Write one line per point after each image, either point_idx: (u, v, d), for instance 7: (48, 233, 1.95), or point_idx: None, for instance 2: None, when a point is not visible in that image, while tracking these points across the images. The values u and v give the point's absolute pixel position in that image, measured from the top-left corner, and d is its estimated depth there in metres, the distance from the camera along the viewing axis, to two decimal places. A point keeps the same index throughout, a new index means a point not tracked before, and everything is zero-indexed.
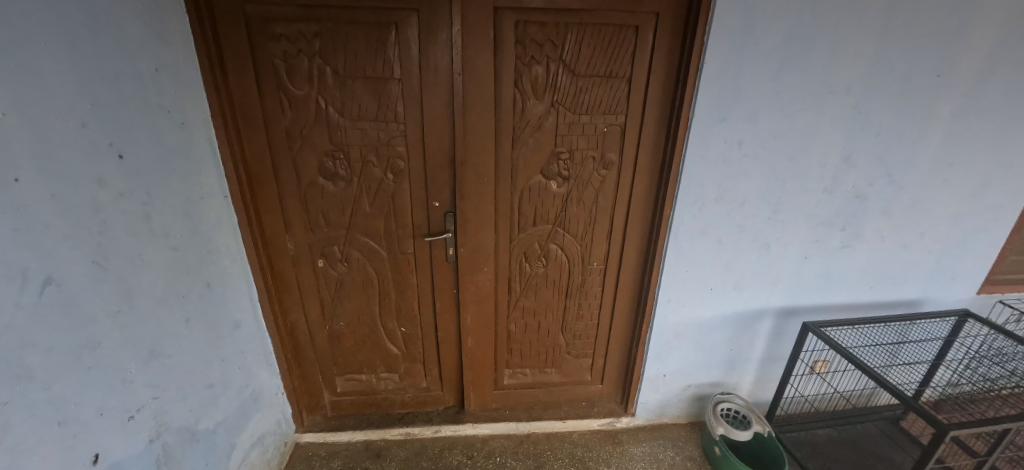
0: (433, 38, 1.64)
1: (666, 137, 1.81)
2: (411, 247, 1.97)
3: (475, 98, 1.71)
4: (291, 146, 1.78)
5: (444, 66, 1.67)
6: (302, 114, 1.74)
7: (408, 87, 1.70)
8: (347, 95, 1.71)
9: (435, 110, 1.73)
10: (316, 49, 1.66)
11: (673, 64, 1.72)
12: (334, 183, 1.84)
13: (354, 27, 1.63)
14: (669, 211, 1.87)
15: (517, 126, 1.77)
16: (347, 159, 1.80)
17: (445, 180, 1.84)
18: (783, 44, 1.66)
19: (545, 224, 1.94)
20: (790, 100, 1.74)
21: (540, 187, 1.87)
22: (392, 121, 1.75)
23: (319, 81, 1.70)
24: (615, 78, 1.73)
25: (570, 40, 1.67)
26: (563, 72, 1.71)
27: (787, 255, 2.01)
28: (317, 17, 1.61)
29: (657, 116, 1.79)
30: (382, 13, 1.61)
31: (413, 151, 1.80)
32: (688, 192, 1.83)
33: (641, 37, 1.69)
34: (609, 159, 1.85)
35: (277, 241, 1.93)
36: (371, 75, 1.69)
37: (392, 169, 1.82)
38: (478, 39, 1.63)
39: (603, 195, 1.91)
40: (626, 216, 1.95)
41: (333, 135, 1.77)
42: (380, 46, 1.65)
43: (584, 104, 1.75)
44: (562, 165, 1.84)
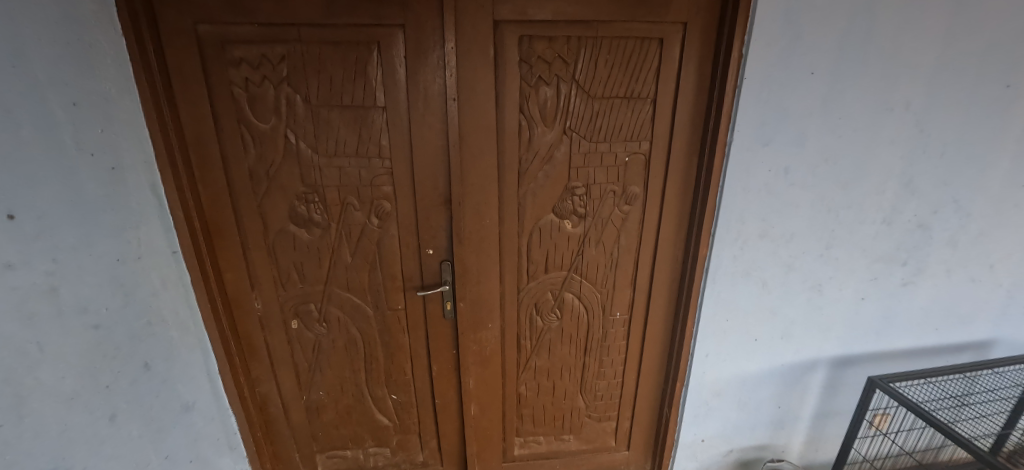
0: (422, 58, 1.37)
1: (699, 167, 1.54)
2: (402, 303, 1.67)
3: (473, 127, 1.44)
4: (256, 190, 1.50)
5: (436, 92, 1.41)
6: (268, 152, 1.47)
7: (394, 117, 1.43)
8: (321, 128, 1.44)
9: (427, 143, 1.46)
10: (283, 76, 1.39)
11: (703, 81, 1.47)
12: (308, 232, 1.56)
13: (327, 49, 1.37)
14: (705, 252, 1.59)
15: (524, 158, 1.50)
16: (322, 202, 1.52)
17: (440, 223, 1.56)
18: (834, 54, 1.41)
19: (559, 271, 1.65)
20: (842, 120, 1.48)
21: (551, 228, 1.59)
22: (375, 158, 1.48)
23: (288, 112, 1.43)
24: (637, 99, 1.47)
25: (584, 56, 1.42)
26: (577, 94, 1.45)
27: (841, 297, 1.72)
28: (284, 38, 1.36)
29: (686, 142, 1.53)
30: (361, 30, 1.35)
31: (401, 192, 1.51)
32: (727, 231, 1.56)
33: (666, 52, 1.44)
34: (631, 194, 1.57)
35: (242, 300, 1.63)
36: (349, 104, 1.42)
37: (376, 213, 1.54)
38: (475, 59, 1.38)
39: (625, 235, 1.62)
40: (653, 258, 1.67)
41: (305, 176, 1.49)
42: (359, 70, 1.39)
43: (602, 131, 1.49)
44: (577, 202, 1.56)
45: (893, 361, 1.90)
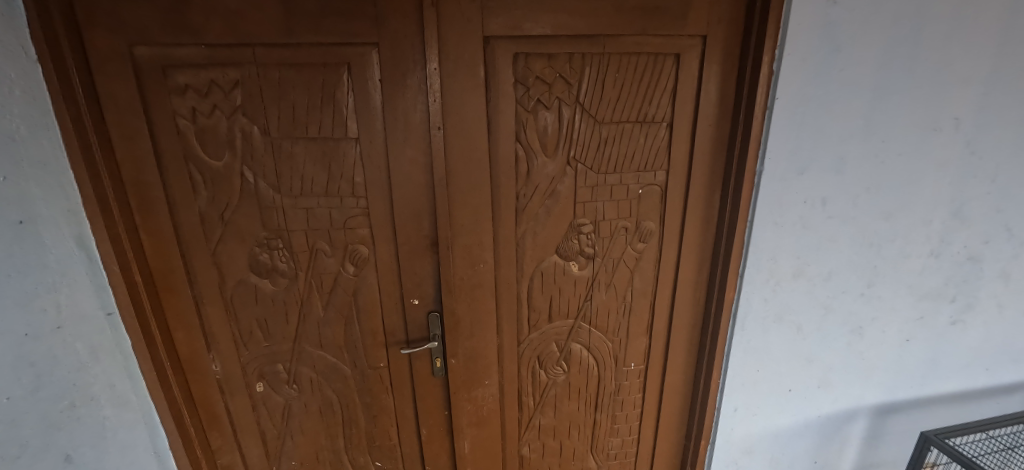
0: (400, 81, 1.17)
1: (723, 199, 1.34)
2: (384, 360, 1.44)
3: (462, 159, 1.23)
4: (209, 237, 1.29)
5: (418, 119, 1.21)
6: (222, 193, 1.25)
7: (369, 149, 1.22)
8: (283, 164, 1.23)
9: (408, 179, 1.25)
10: (237, 105, 1.18)
11: (727, 102, 1.28)
12: (272, 283, 1.34)
13: (288, 73, 1.16)
14: (732, 295, 1.39)
15: (522, 194, 1.29)
16: (288, 248, 1.30)
17: (427, 270, 1.34)
18: (877, 70, 1.22)
19: (564, 318, 1.44)
20: (885, 143, 1.29)
21: (555, 272, 1.38)
22: (348, 197, 1.26)
23: (243, 146, 1.21)
24: (650, 123, 1.28)
25: (589, 76, 1.22)
26: (582, 120, 1.25)
27: (884, 340, 1.52)
28: (236, 61, 1.15)
29: (708, 171, 1.33)
30: (328, 50, 1.14)
31: (379, 235, 1.30)
32: (758, 271, 1.35)
33: (684, 69, 1.24)
34: (645, 231, 1.37)
35: (197, 363, 1.40)
36: (315, 135, 1.21)
37: (351, 259, 1.32)
38: (463, 82, 1.17)
39: (639, 276, 1.42)
40: (671, 301, 1.46)
41: (266, 219, 1.27)
42: (326, 96, 1.18)
43: (611, 160, 1.29)
44: (584, 241, 1.36)
45: (942, 408, 1.68)
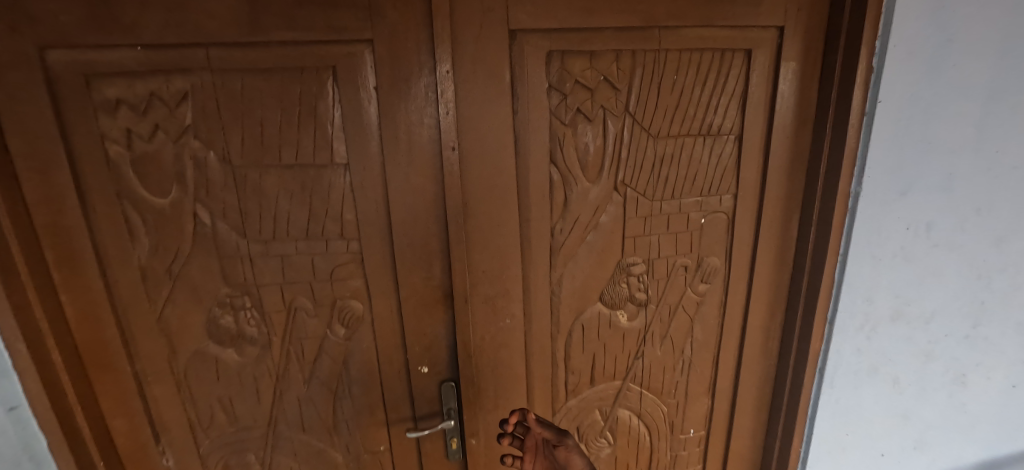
0: (401, 89, 0.90)
1: (805, 227, 1.08)
2: (384, 443, 1.14)
3: (484, 189, 0.96)
4: (155, 297, 0.99)
5: (425, 138, 0.93)
6: (169, 240, 0.96)
7: (362, 178, 0.94)
8: (249, 200, 0.94)
9: (413, 215, 0.97)
10: (187, 125, 0.90)
11: (807, 108, 1.03)
12: (238, 352, 1.04)
13: (254, 82, 0.88)
14: (818, 345, 1.12)
15: (559, 229, 1.02)
16: (258, 308, 1.01)
17: (439, 328, 1.05)
18: (999, 63, 0.96)
19: (610, 380, 1.16)
20: (999, 154, 1.02)
21: (599, 323, 1.10)
22: (335, 241, 0.98)
23: (196, 178, 0.92)
24: (716, 136, 1.02)
25: (640, 78, 0.96)
26: (632, 134, 0.98)
27: (987, 388, 1.24)
28: (184, 67, 0.87)
29: (784, 193, 1.07)
30: (306, 50, 0.87)
31: (377, 287, 1.01)
32: (851, 316, 1.10)
33: (757, 69, 1.00)
34: (708, 269, 1.11)
35: (143, 458, 1.08)
36: (291, 162, 0.92)
37: (340, 318, 1.03)
38: (484, 88, 0.91)
39: (700, 325, 1.15)
40: (737, 353, 1.19)
41: (228, 272, 0.98)
42: (305, 111, 0.90)
43: (668, 184, 1.02)
44: (634, 285, 1.09)
45: None
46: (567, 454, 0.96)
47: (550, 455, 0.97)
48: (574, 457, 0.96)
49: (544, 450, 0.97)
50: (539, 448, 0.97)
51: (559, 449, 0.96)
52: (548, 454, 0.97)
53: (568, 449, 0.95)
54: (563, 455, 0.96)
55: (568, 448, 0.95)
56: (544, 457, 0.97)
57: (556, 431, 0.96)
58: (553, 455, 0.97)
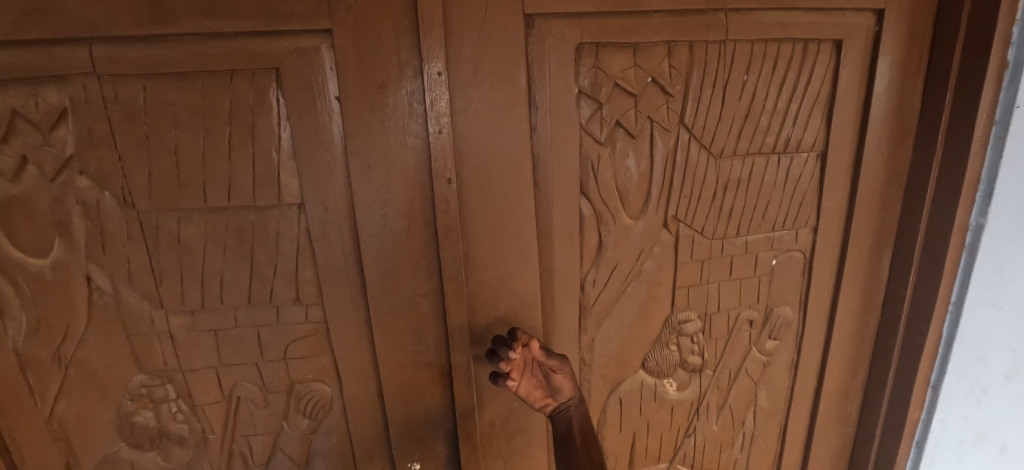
0: (375, 99, 0.64)
1: (902, 269, 0.84)
2: None
3: (494, 235, 0.71)
4: (40, 393, 0.71)
5: (410, 166, 0.67)
6: (55, 316, 0.68)
7: (324, 223, 0.68)
8: (166, 257, 0.67)
9: (398, 271, 0.71)
10: (70, 157, 0.62)
11: (910, 115, 0.78)
12: (163, 456, 0.77)
13: (161, 94, 0.61)
14: (916, 414, 0.89)
15: (591, 281, 0.77)
16: (187, 398, 0.74)
17: (434, 415, 0.79)
18: None
19: (653, 463, 0.91)
20: None
21: (641, 396, 0.85)
22: (290, 308, 0.72)
23: (88, 230, 0.65)
24: (792, 154, 0.78)
25: (699, 79, 0.71)
26: (688, 154, 0.74)
27: None
28: (57, 74, 0.59)
29: (878, 224, 0.83)
30: (235, 45, 0.60)
31: (348, 365, 0.75)
32: (961, 379, 0.87)
33: (848, 65, 0.75)
34: (779, 322, 0.88)
35: None
36: (221, 203, 0.66)
37: (301, 408, 0.77)
38: (492, 96, 0.65)
39: (765, 391, 0.92)
40: (809, 422, 0.95)
41: (142, 355, 0.71)
42: (238, 133, 0.63)
43: (732, 217, 0.79)
44: (686, 347, 0.85)
45: None
46: (561, 379, 0.70)
47: (539, 378, 0.70)
48: (567, 383, 0.70)
49: (534, 370, 0.70)
50: (530, 368, 0.69)
51: (553, 373, 0.70)
52: (537, 377, 0.70)
53: (564, 375, 0.70)
54: (555, 382, 0.70)
55: (564, 374, 0.70)
56: (532, 379, 0.69)
57: (559, 354, 0.69)
58: (544, 377, 0.70)
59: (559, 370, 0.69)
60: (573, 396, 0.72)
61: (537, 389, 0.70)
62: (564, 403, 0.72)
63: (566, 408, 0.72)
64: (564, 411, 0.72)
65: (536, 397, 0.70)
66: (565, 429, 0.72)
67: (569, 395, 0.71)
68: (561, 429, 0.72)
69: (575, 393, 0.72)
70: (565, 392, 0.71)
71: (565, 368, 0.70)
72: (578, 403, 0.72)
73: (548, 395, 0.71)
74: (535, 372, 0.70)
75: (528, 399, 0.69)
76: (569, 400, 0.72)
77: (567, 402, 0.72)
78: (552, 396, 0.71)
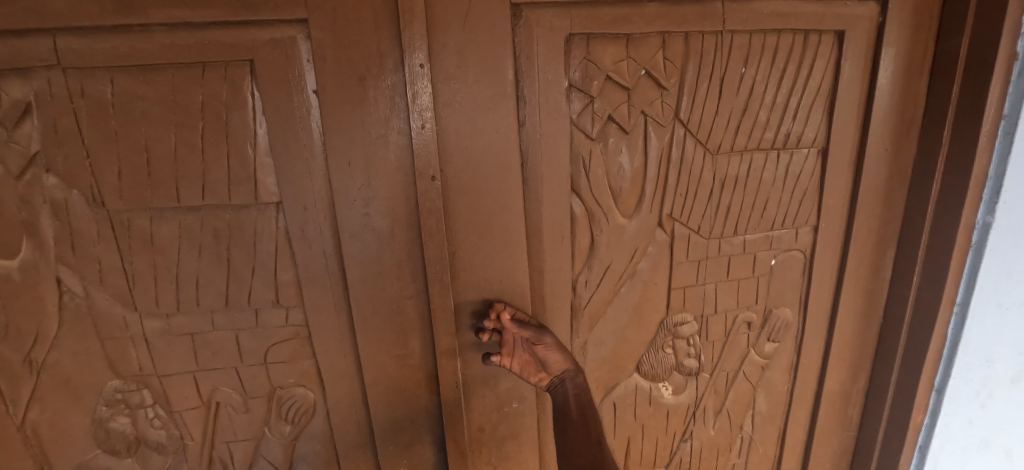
0: (355, 93, 0.61)
1: (905, 269, 0.82)
2: None
3: (482, 235, 0.68)
4: (11, 399, 0.68)
5: (393, 164, 0.64)
6: (25, 320, 0.65)
7: (304, 222, 0.65)
8: (139, 257, 0.65)
9: (381, 273, 0.68)
10: (36, 153, 0.60)
11: (915, 110, 0.75)
12: (141, 463, 0.74)
13: (130, 87, 0.58)
14: (920, 419, 0.86)
15: (583, 282, 0.74)
16: (165, 403, 0.72)
17: (421, 420, 0.77)
18: None
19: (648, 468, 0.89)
20: None
21: (635, 400, 0.83)
22: (269, 310, 0.69)
23: (57, 230, 0.63)
24: (791, 150, 0.75)
25: (695, 72, 0.69)
26: (683, 151, 0.72)
27: None
28: (20, 66, 0.56)
29: (881, 223, 0.80)
30: (207, 36, 0.57)
31: (332, 369, 0.72)
32: (966, 383, 0.85)
33: (851, 58, 0.72)
34: (778, 324, 0.85)
35: None
36: (195, 203, 0.63)
37: (284, 413, 0.74)
38: (479, 90, 0.62)
39: (764, 395, 0.89)
40: (809, 426, 0.92)
41: (116, 359, 0.69)
42: (211, 129, 0.61)
43: (729, 215, 0.76)
44: (682, 350, 0.82)
45: None
46: (548, 350, 0.68)
47: (528, 354, 0.69)
48: (556, 353, 0.69)
49: (521, 346, 0.69)
50: (515, 343, 0.69)
51: (539, 347, 0.68)
52: (525, 353, 0.69)
53: (550, 345, 0.68)
54: (543, 355, 0.69)
55: (550, 345, 0.68)
56: (520, 356, 0.69)
57: (540, 325, 0.68)
58: (533, 352, 0.69)
59: (544, 341, 0.68)
60: (566, 367, 0.69)
61: (528, 364, 0.69)
62: (559, 376, 0.69)
63: (562, 380, 0.69)
64: (561, 384, 0.69)
65: (529, 372, 0.69)
66: (563, 403, 0.69)
67: (562, 367, 0.69)
68: (560, 403, 0.69)
69: (568, 363, 0.69)
70: (555, 364, 0.69)
71: (550, 338, 0.68)
72: (575, 374, 0.69)
73: (540, 370, 0.69)
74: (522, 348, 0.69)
75: (521, 374, 0.69)
76: (563, 372, 0.69)
77: (562, 374, 0.69)
78: (544, 369, 0.69)
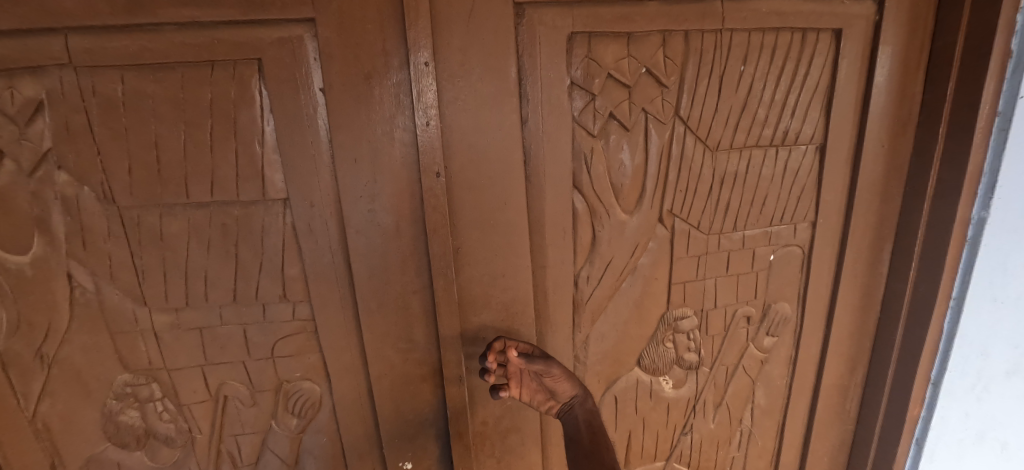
0: (361, 91, 0.62)
1: (902, 263, 0.83)
2: None
3: (486, 230, 0.69)
4: (22, 393, 0.69)
5: (398, 160, 0.65)
6: (37, 314, 0.66)
7: (310, 218, 0.66)
8: (149, 253, 0.66)
9: (387, 267, 0.69)
10: (47, 150, 0.61)
11: (911, 106, 0.77)
12: (150, 456, 0.75)
13: (139, 85, 0.59)
14: (916, 412, 0.87)
15: (585, 277, 0.75)
16: (174, 397, 0.73)
17: (425, 414, 0.78)
18: None
19: (649, 461, 0.90)
20: None
21: (636, 394, 0.84)
22: (276, 305, 0.70)
23: (68, 225, 0.64)
24: (790, 147, 0.77)
25: (695, 70, 0.70)
26: (683, 147, 0.73)
27: None
28: (33, 65, 0.57)
29: (877, 219, 0.82)
30: (216, 35, 0.58)
31: (338, 363, 0.73)
32: (961, 376, 0.86)
33: (848, 56, 0.73)
34: (777, 319, 0.86)
35: None
36: (204, 199, 0.64)
37: (290, 407, 0.75)
38: (482, 88, 0.64)
39: (763, 388, 0.90)
40: (807, 419, 0.94)
41: (126, 354, 0.70)
42: (220, 127, 0.62)
43: (728, 211, 0.78)
44: (682, 344, 0.83)
45: None
46: (556, 380, 0.69)
47: (537, 383, 0.70)
48: (564, 381, 0.70)
49: (529, 376, 0.70)
50: (524, 376, 0.69)
51: (547, 378, 0.69)
52: (534, 382, 0.70)
53: (559, 376, 0.69)
54: (551, 385, 0.70)
55: (558, 376, 0.69)
56: (529, 385, 0.70)
57: (545, 357, 0.68)
58: (541, 381, 0.70)
59: (552, 373, 0.68)
60: (575, 394, 0.71)
61: (537, 393, 0.70)
62: (568, 402, 0.71)
63: (572, 407, 0.71)
64: (570, 410, 0.71)
65: (538, 401, 0.70)
66: (574, 430, 0.69)
67: (571, 393, 0.71)
68: (571, 431, 0.70)
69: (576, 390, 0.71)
70: (564, 391, 0.70)
71: (558, 370, 0.69)
72: (584, 400, 0.71)
73: (550, 398, 0.71)
74: (530, 379, 0.70)
75: (531, 403, 0.70)
76: (572, 399, 0.71)
77: (571, 401, 0.71)
78: (554, 397, 0.71)
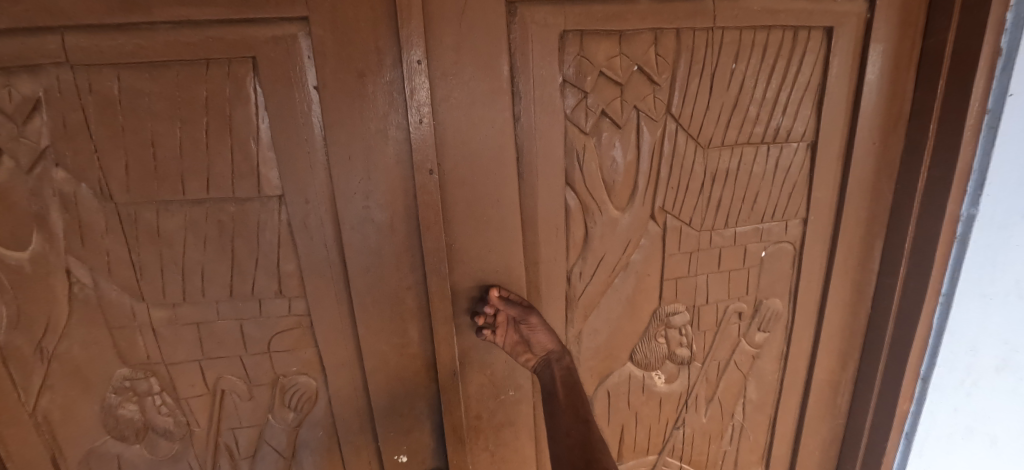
0: (354, 88, 0.62)
1: (892, 260, 0.83)
2: None
3: (479, 227, 0.70)
4: (23, 386, 0.70)
5: (391, 158, 0.66)
6: (36, 310, 0.67)
7: (305, 214, 0.67)
8: (146, 249, 0.67)
9: (380, 264, 0.70)
10: (45, 148, 0.61)
11: (902, 104, 0.77)
12: (149, 449, 0.76)
13: (136, 83, 0.60)
14: (906, 407, 0.88)
15: (577, 273, 0.76)
16: (173, 391, 0.74)
17: (420, 407, 0.79)
18: None
19: (642, 455, 0.91)
20: None
21: (629, 389, 0.85)
22: (272, 300, 0.71)
23: (66, 222, 0.64)
24: (781, 144, 0.77)
25: (687, 67, 0.70)
26: (675, 144, 0.73)
27: None
28: (29, 64, 0.58)
29: (868, 216, 0.82)
30: (211, 33, 0.59)
31: (333, 358, 0.74)
32: (951, 371, 0.87)
33: (839, 53, 0.74)
34: (768, 315, 0.87)
35: None
36: (201, 196, 0.65)
37: (287, 401, 0.77)
38: (474, 86, 0.64)
39: (755, 383, 0.91)
40: (798, 414, 0.95)
41: (124, 348, 0.71)
42: (215, 124, 0.62)
43: (720, 208, 0.78)
44: (674, 340, 0.84)
45: None
46: (536, 331, 0.71)
47: (518, 333, 0.72)
48: (544, 335, 0.71)
49: (511, 325, 0.72)
50: (507, 324, 0.72)
51: (528, 328, 0.71)
52: (516, 332, 0.72)
53: (537, 327, 0.71)
54: (532, 336, 0.71)
55: (537, 327, 0.71)
56: (510, 335, 0.72)
57: (533, 309, 0.71)
58: (522, 331, 0.72)
59: (533, 323, 0.70)
60: (553, 349, 0.72)
61: (517, 344, 0.72)
62: (547, 358, 0.72)
63: (549, 363, 0.72)
64: (547, 366, 0.72)
65: (517, 352, 0.72)
66: (551, 385, 0.71)
67: (550, 349, 0.72)
68: (547, 386, 0.71)
69: (554, 346, 0.71)
70: (544, 345, 0.71)
71: (540, 320, 0.70)
72: (561, 357, 0.72)
73: (529, 351, 0.72)
74: (513, 329, 0.72)
75: (511, 353, 0.72)
76: (550, 354, 0.72)
77: (549, 356, 0.72)
78: (532, 350, 0.72)
